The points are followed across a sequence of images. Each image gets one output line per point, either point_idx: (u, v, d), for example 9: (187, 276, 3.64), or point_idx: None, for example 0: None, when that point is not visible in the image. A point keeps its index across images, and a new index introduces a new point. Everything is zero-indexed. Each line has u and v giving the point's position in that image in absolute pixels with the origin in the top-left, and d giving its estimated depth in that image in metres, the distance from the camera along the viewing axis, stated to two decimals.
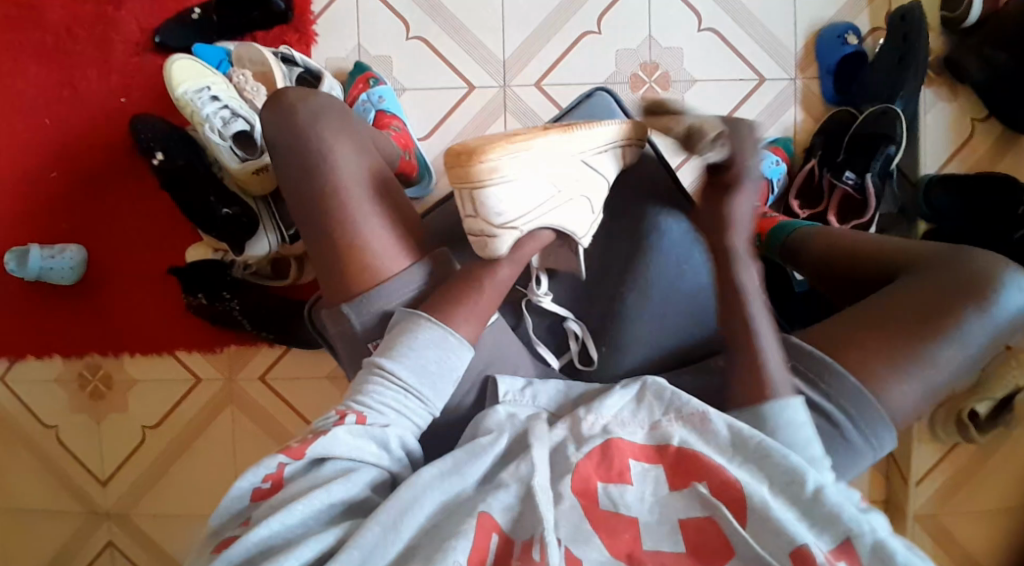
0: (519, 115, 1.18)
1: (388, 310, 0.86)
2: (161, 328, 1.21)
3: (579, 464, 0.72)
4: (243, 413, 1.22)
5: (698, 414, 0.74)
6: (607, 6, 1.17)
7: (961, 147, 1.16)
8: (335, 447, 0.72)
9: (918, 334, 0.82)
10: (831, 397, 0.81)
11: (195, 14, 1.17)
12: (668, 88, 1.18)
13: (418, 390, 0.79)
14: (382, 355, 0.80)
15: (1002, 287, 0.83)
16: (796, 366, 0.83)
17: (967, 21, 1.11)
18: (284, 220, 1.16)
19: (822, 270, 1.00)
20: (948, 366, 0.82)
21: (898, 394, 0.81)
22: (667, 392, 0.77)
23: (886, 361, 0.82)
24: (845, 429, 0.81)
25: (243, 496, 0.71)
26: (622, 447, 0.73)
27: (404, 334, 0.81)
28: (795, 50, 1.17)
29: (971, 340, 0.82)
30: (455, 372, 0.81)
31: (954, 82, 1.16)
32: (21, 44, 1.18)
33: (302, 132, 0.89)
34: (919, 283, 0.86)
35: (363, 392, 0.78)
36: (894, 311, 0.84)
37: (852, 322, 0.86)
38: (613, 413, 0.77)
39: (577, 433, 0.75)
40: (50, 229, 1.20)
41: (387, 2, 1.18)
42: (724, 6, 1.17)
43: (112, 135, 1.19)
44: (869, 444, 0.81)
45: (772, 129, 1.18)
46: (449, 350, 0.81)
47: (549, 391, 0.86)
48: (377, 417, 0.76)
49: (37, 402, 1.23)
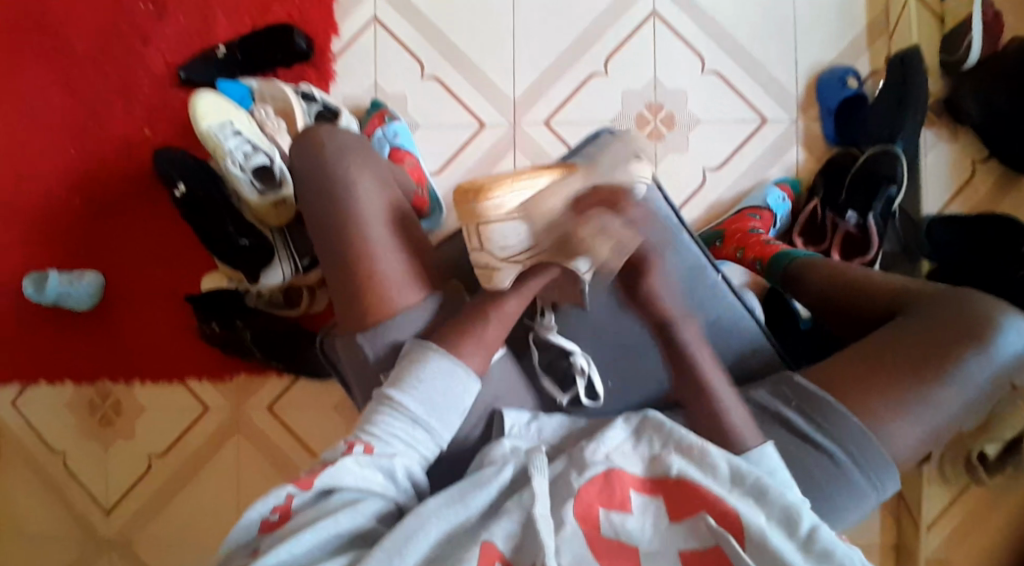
0: (529, 153, 1.21)
1: (399, 342, 0.93)
2: (173, 355, 1.23)
3: (581, 489, 0.77)
4: (248, 442, 1.23)
5: (696, 448, 0.79)
6: (615, 48, 1.20)
7: (962, 187, 1.17)
8: (344, 478, 0.77)
9: (919, 378, 0.86)
10: (833, 436, 0.86)
11: (220, 51, 1.21)
12: (673, 128, 1.20)
13: (426, 422, 0.84)
14: (393, 388, 0.85)
15: (1001, 329, 0.86)
16: (796, 405, 0.89)
17: (967, 63, 1.12)
18: (298, 250, 1.18)
19: (819, 304, 1.02)
20: (942, 405, 0.86)
21: (893, 433, 0.86)
22: (666, 426, 0.82)
23: (883, 398, 0.86)
24: (845, 470, 0.86)
25: (252, 527, 0.76)
26: (624, 478, 0.79)
27: (412, 367, 0.85)
28: (796, 93, 1.19)
29: (971, 380, 0.86)
30: (462, 404, 0.86)
31: (954, 124, 1.17)
32: (50, 77, 1.24)
33: (329, 170, 0.96)
34: (919, 322, 0.89)
35: (372, 423, 0.83)
36: (896, 355, 0.87)
37: (851, 359, 0.89)
38: (614, 444, 0.82)
39: (578, 461, 0.80)
40: (69, 255, 1.23)
41: (403, 42, 1.22)
42: (726, 49, 1.19)
43: (134, 165, 1.23)
44: (871, 484, 0.87)
45: (775, 169, 1.19)
46: (456, 382, 0.86)
47: (554, 425, 0.92)
48: (385, 448, 0.81)
49: (45, 425, 1.23)
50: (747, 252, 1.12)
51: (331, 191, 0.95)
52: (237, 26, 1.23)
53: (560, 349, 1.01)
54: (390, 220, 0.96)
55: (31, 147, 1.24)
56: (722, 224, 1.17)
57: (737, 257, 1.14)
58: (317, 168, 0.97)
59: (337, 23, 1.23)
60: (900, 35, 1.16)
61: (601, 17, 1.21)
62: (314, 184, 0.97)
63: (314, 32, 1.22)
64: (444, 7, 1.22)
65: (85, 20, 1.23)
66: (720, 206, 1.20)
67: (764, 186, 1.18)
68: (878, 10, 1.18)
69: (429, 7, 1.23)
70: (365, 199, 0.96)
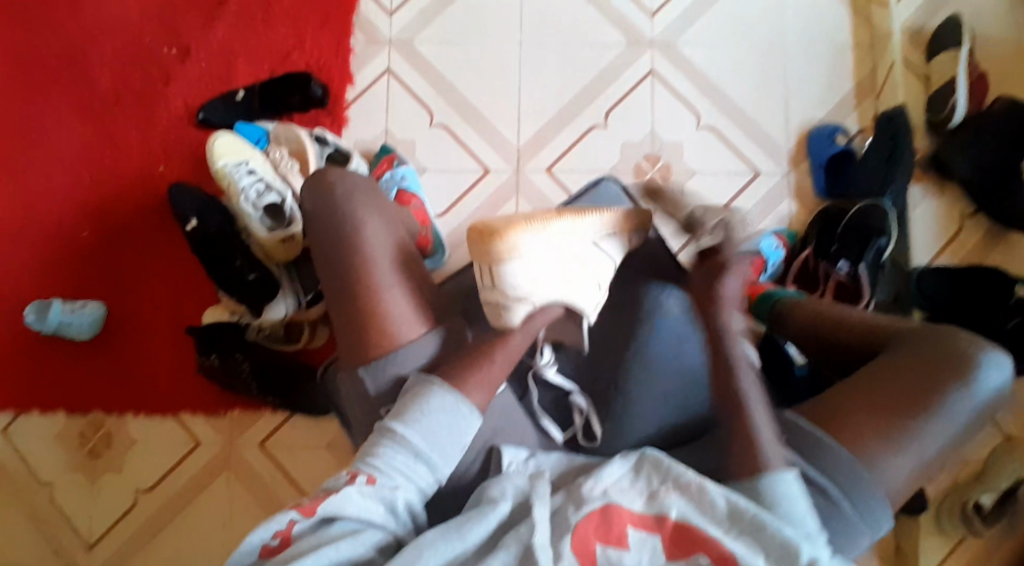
0: (531, 198, 1.25)
1: (403, 375, 0.90)
2: (168, 387, 1.23)
3: (578, 524, 0.76)
4: (238, 480, 1.21)
5: (696, 486, 0.78)
6: (615, 103, 1.28)
7: (950, 242, 1.21)
8: (346, 508, 0.75)
9: (904, 410, 0.83)
10: (824, 471, 0.82)
11: (239, 95, 1.27)
12: (670, 178, 1.25)
13: (428, 456, 0.82)
14: (395, 420, 0.84)
15: (983, 364, 0.84)
16: (787, 438, 0.85)
17: (953, 120, 1.18)
18: (303, 285, 1.20)
19: (808, 344, 1.01)
20: (931, 439, 0.82)
21: (884, 465, 0.81)
22: (664, 463, 0.81)
23: (873, 430, 0.82)
24: (839, 505, 0.81)
25: (251, 551, 0.74)
26: (622, 514, 0.77)
27: (414, 401, 0.84)
28: (787, 147, 1.26)
29: (957, 415, 0.83)
30: (464, 440, 0.85)
31: (941, 180, 1.22)
32: (74, 115, 1.29)
33: (338, 209, 0.94)
34: (905, 355, 0.87)
35: (374, 455, 0.81)
36: (880, 387, 0.85)
37: (838, 391, 0.87)
38: (612, 480, 0.81)
39: (576, 496, 0.80)
40: (75, 285, 1.25)
41: (414, 92, 1.29)
42: (721, 108, 1.27)
43: (146, 199, 1.27)
44: (866, 521, 0.81)
45: (769, 219, 1.24)
46: (460, 418, 0.85)
47: (552, 463, 0.90)
48: (388, 480, 0.79)
49: (35, 456, 1.22)
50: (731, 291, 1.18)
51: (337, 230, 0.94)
52: (256, 73, 1.29)
53: (559, 389, 1.04)
54: (396, 256, 0.95)
55: (49, 180, 1.28)
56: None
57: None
58: (325, 205, 0.95)
59: (354, 73, 1.30)
60: (887, 95, 1.25)
61: (601, 75, 1.29)
62: (320, 221, 0.96)
63: (330, 81, 1.29)
64: (455, 62, 1.30)
65: (113, 62, 1.30)
66: None
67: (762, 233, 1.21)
68: (864, 72, 1.27)
69: (441, 61, 1.30)
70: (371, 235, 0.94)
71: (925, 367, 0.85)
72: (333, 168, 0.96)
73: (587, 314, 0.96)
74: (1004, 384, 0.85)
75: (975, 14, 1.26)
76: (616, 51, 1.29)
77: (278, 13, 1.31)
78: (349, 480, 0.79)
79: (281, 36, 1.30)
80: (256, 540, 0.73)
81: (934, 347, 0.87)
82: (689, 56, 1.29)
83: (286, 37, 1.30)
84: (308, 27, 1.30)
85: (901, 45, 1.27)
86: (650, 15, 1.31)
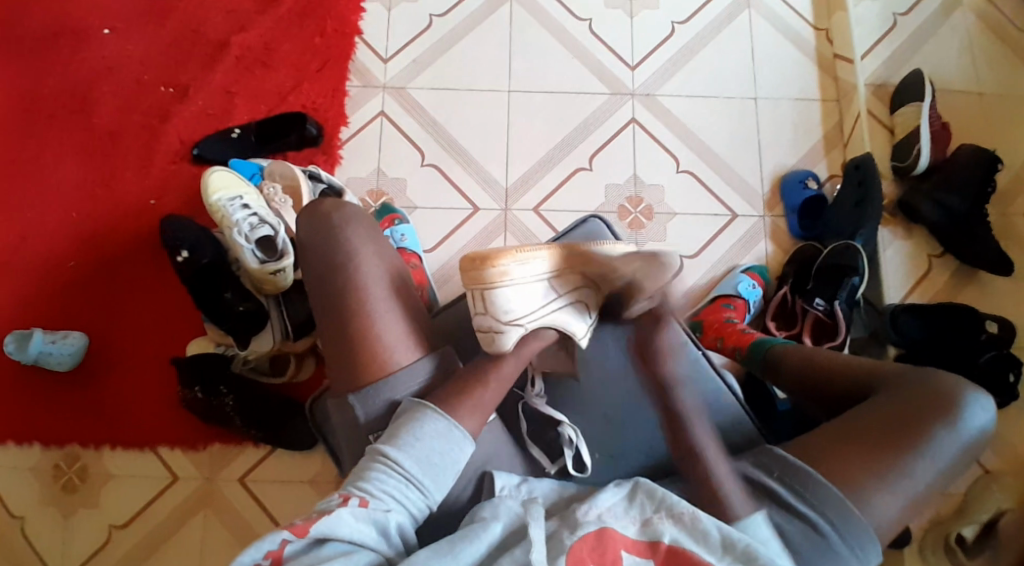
0: (518, 235, 1.29)
1: (395, 401, 0.86)
2: (148, 420, 1.21)
3: (574, 546, 0.75)
4: (216, 517, 1.18)
5: (688, 515, 0.77)
6: (598, 148, 1.33)
7: (918, 282, 1.26)
8: (339, 527, 0.72)
9: (891, 450, 0.82)
10: (817, 504, 0.81)
11: (235, 133, 1.30)
12: (652, 219, 1.30)
13: (420, 480, 0.79)
14: (387, 444, 0.81)
15: (966, 406, 0.84)
16: (779, 475, 0.84)
17: (917, 170, 1.26)
18: (292, 318, 1.19)
19: (795, 386, 1.00)
20: (920, 478, 0.82)
21: (873, 504, 0.81)
22: (658, 491, 0.80)
23: (866, 470, 0.82)
24: (828, 539, 0.80)
25: None
26: (616, 538, 0.76)
27: (406, 425, 0.82)
28: (763, 192, 1.32)
29: (942, 455, 0.83)
30: (456, 466, 0.82)
31: (909, 223, 1.29)
32: (68, 149, 1.31)
33: (334, 238, 0.91)
34: (893, 397, 0.87)
35: (365, 479, 0.78)
36: (866, 427, 0.85)
37: (831, 433, 0.86)
38: (607, 506, 0.80)
39: (570, 521, 0.78)
40: (57, 316, 1.24)
41: (406, 133, 1.33)
42: (700, 154, 1.34)
43: (134, 231, 1.27)
44: (856, 556, 0.80)
45: (747, 259, 1.29)
46: (452, 443, 0.82)
47: (542, 488, 0.87)
48: (379, 503, 0.76)
49: (8, 492, 1.18)
50: (726, 341, 1.16)
51: (332, 257, 0.90)
52: (252, 111, 1.33)
53: (550, 420, 0.99)
54: (391, 281, 0.91)
55: (38, 211, 1.28)
56: (700, 314, 1.24)
57: (717, 346, 1.18)
58: (322, 235, 0.91)
59: (348, 115, 1.34)
60: (855, 145, 1.32)
61: (587, 121, 1.35)
62: (315, 249, 0.91)
63: (325, 121, 1.33)
64: (446, 106, 1.35)
65: (111, 99, 1.33)
66: (698, 292, 1.27)
67: (733, 273, 1.25)
68: (833, 123, 1.36)
69: (433, 106, 1.35)
70: (365, 262, 0.90)
71: (912, 408, 0.85)
72: (329, 197, 0.93)
73: (579, 337, 0.95)
74: (988, 425, 0.85)
75: (935, 71, 1.35)
76: (601, 99, 1.36)
77: (277, 56, 1.36)
78: (341, 501, 0.76)
79: (278, 78, 1.35)
80: (246, 559, 0.68)
81: (919, 389, 0.87)
82: (668, 106, 1.36)
83: (283, 79, 1.34)
84: (306, 71, 1.35)
85: (866, 98, 1.34)
86: (632, 67, 1.38)
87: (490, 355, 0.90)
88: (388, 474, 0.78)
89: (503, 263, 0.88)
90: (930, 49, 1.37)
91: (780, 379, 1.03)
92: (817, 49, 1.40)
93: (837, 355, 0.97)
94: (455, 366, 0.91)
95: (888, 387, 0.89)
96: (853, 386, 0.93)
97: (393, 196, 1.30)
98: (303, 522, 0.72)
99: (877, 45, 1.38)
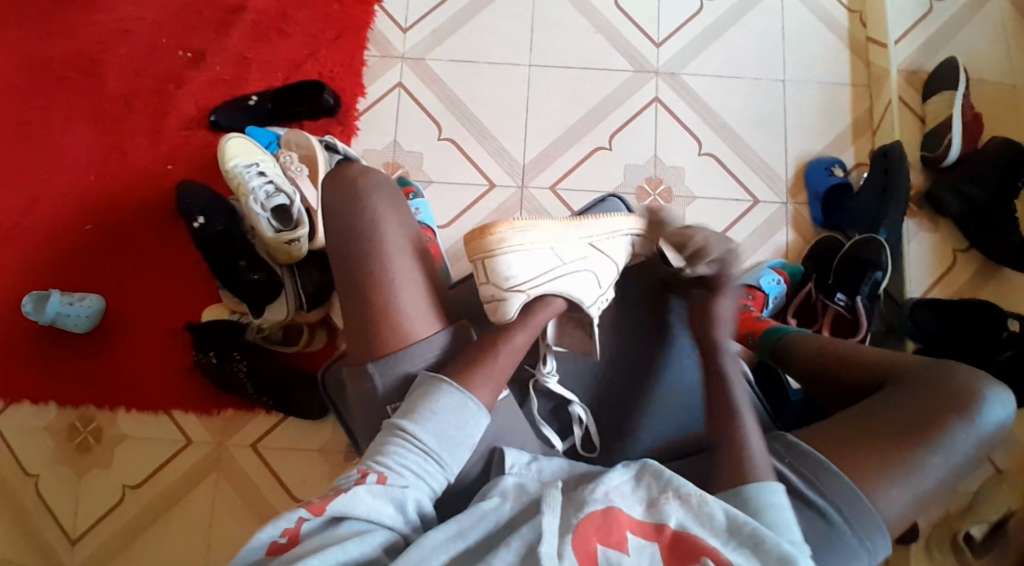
0: (534, 214, 1.28)
1: (411, 374, 0.85)
2: (161, 385, 1.22)
3: (579, 525, 0.73)
4: (229, 482, 1.19)
5: (696, 498, 0.75)
6: (619, 126, 1.31)
7: (942, 275, 1.24)
8: (356, 507, 0.72)
9: (908, 447, 0.81)
10: (830, 498, 0.80)
11: (252, 101, 1.30)
12: (670, 202, 1.28)
13: (437, 453, 0.79)
14: (405, 418, 0.81)
15: (980, 403, 0.82)
16: (790, 462, 0.83)
17: (947, 160, 1.23)
18: (305, 287, 1.19)
19: (807, 378, 0.99)
20: (936, 473, 0.80)
21: (888, 501, 0.79)
22: (666, 474, 0.79)
23: (877, 460, 0.81)
24: (836, 529, 0.79)
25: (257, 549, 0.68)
26: (622, 518, 0.74)
27: (422, 398, 0.81)
28: (786, 177, 1.30)
29: (959, 450, 0.81)
30: (473, 439, 0.81)
31: (934, 215, 1.26)
32: (86, 111, 1.31)
33: (356, 208, 0.88)
34: (911, 392, 0.85)
35: (383, 454, 0.78)
36: (882, 420, 0.83)
37: (845, 422, 0.85)
38: (616, 485, 0.78)
39: (577, 501, 0.76)
40: (74, 279, 1.25)
41: (424, 106, 1.32)
42: (722, 136, 1.31)
43: (151, 197, 1.28)
44: (865, 548, 0.79)
45: (765, 247, 1.27)
46: (468, 416, 0.81)
47: (554, 469, 0.85)
48: (397, 479, 0.76)
49: (24, 450, 1.21)
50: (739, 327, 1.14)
51: (354, 226, 0.87)
52: (270, 80, 1.32)
53: (560, 398, 0.97)
54: (414, 254, 0.89)
55: (54, 172, 1.29)
56: None
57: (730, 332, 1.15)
58: (344, 204, 0.88)
59: (366, 86, 1.33)
60: (884, 132, 1.29)
61: (608, 99, 1.32)
62: (336, 215, 0.89)
63: (342, 92, 1.32)
64: (464, 79, 1.33)
65: (128, 63, 1.33)
66: None
67: (760, 268, 1.23)
68: (861, 109, 1.32)
69: (451, 79, 1.33)
70: (391, 235, 0.88)
71: (925, 404, 0.83)
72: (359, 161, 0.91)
73: (586, 305, 0.93)
74: (1005, 422, 0.83)
75: (968, 59, 1.31)
76: (623, 76, 1.33)
77: (295, 24, 1.34)
78: (359, 478, 0.76)
79: (297, 45, 1.33)
80: (264, 536, 0.68)
81: (936, 384, 0.85)
82: (692, 86, 1.33)
83: (301, 47, 1.33)
84: (324, 39, 1.34)
85: (898, 83, 1.31)
86: (656, 45, 1.35)
87: (499, 327, 0.89)
88: (406, 449, 0.78)
89: (502, 230, 0.90)
90: (966, 32, 1.33)
91: (792, 369, 1.01)
92: (848, 31, 1.35)
93: (852, 347, 0.95)
94: (471, 339, 0.90)
95: (903, 381, 0.87)
96: (868, 379, 0.91)
97: (409, 170, 1.29)
98: (319, 499, 0.73)
99: (911, 29, 1.33)
